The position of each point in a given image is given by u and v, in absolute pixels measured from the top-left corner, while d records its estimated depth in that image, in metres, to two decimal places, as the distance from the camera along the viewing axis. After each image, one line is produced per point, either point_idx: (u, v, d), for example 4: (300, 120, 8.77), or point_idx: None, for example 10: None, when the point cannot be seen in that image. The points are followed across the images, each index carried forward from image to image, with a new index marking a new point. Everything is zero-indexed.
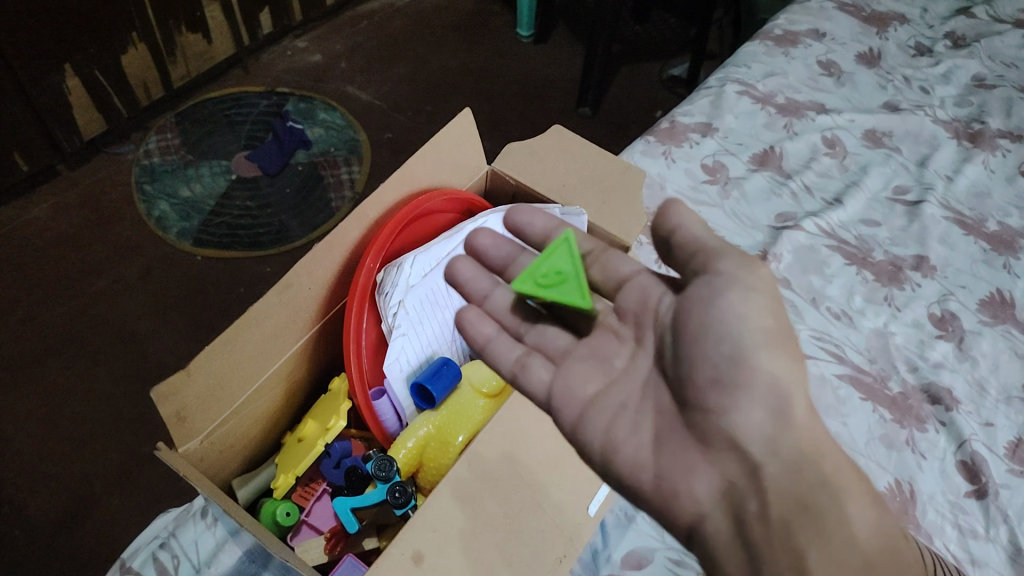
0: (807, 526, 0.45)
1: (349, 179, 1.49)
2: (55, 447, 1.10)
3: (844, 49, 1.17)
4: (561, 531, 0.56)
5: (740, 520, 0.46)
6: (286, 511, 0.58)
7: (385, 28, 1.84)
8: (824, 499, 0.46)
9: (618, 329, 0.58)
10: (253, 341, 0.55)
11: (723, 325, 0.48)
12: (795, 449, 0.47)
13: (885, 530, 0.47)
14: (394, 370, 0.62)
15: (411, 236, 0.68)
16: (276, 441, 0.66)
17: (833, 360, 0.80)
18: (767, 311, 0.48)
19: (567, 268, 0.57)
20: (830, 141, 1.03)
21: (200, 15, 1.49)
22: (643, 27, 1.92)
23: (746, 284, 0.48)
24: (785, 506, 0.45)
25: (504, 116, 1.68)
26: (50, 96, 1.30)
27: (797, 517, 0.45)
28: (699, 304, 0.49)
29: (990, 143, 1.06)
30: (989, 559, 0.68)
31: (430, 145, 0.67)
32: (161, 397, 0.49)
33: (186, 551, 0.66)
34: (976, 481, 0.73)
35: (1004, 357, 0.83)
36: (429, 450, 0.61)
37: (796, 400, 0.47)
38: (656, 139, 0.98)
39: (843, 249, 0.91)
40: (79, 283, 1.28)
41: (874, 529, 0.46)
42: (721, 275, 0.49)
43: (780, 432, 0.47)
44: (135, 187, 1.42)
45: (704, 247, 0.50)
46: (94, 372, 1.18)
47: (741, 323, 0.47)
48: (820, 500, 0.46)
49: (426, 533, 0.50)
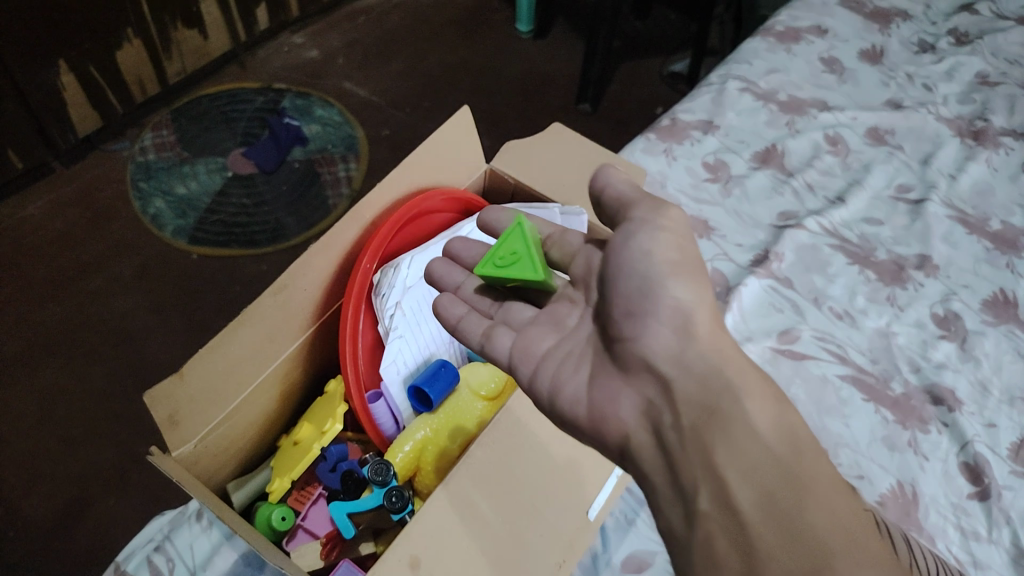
0: (710, 428, 0.47)
1: (346, 176, 1.47)
2: (50, 447, 1.09)
3: (846, 45, 1.16)
4: (560, 536, 0.56)
5: (658, 430, 0.49)
6: (281, 516, 0.58)
7: (383, 23, 1.83)
8: (726, 401, 0.47)
9: (575, 294, 0.60)
10: (247, 343, 0.54)
11: (634, 262, 0.52)
12: (703, 362, 0.49)
13: (795, 428, 0.47)
14: (390, 372, 0.61)
15: (408, 237, 0.67)
16: (270, 445, 0.65)
17: (835, 361, 0.80)
18: (671, 243, 0.52)
19: (520, 248, 0.60)
20: (832, 139, 1.02)
21: (196, 10, 1.47)
22: (643, 23, 1.91)
23: (655, 223, 0.52)
24: (694, 413, 0.48)
25: (503, 112, 1.66)
26: (44, 93, 1.29)
27: (703, 421, 0.47)
28: (615, 249, 0.53)
29: (993, 141, 1.05)
30: (992, 561, 0.68)
31: (428, 143, 0.66)
32: (154, 400, 0.48)
33: (181, 555, 0.64)
34: (979, 483, 0.72)
35: (1008, 357, 0.83)
36: (426, 455, 0.59)
37: (698, 315, 0.51)
38: (656, 137, 0.97)
39: (845, 248, 0.90)
40: (73, 281, 1.27)
41: (779, 428, 0.47)
42: (633, 220, 0.53)
43: (683, 346, 0.50)
44: (130, 183, 1.41)
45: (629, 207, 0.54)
46: (90, 370, 1.17)
47: (645, 257, 0.51)
48: (720, 403, 0.47)
49: (423, 539, 0.49)
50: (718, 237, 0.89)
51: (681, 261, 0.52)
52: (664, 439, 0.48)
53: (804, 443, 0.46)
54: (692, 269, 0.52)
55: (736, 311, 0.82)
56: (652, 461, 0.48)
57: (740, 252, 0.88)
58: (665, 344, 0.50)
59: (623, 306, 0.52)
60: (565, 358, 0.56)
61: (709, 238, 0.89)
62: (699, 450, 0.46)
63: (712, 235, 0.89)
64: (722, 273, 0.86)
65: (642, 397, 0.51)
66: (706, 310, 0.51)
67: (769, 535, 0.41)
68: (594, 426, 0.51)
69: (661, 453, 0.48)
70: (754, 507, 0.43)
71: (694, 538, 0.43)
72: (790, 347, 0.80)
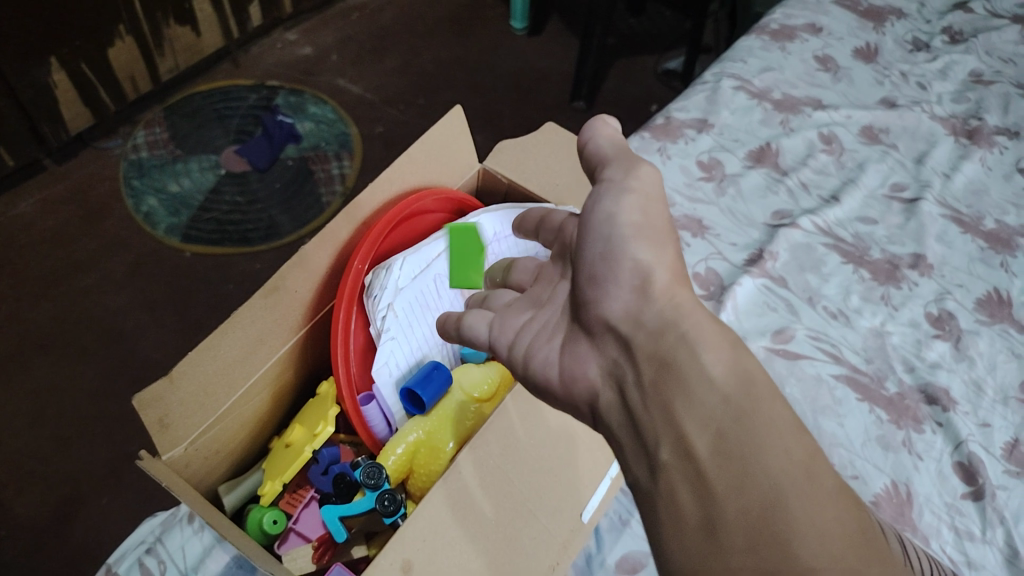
0: (668, 383, 0.44)
1: (339, 174, 1.47)
2: (41, 446, 1.08)
3: (841, 43, 1.15)
4: (554, 539, 0.55)
5: (624, 391, 0.47)
6: (273, 519, 0.57)
7: (377, 20, 1.82)
8: (681, 354, 0.44)
9: (554, 263, 0.60)
10: (237, 345, 0.54)
11: (598, 227, 0.50)
12: (657, 319, 0.47)
13: (751, 370, 0.43)
14: (383, 375, 0.61)
15: (401, 237, 0.66)
16: (262, 446, 0.65)
17: (830, 360, 0.80)
18: (636, 206, 0.49)
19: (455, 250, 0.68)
20: (826, 138, 1.02)
21: (189, 7, 1.46)
22: (638, 20, 1.90)
23: (622, 184, 0.49)
24: (653, 369, 0.45)
25: (498, 110, 1.66)
26: (35, 90, 1.28)
27: (661, 376, 0.44)
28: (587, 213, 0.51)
29: (987, 139, 1.05)
30: (986, 561, 0.68)
31: (420, 143, 0.65)
32: (142, 404, 0.48)
33: (173, 556, 0.63)
34: (972, 482, 0.72)
35: (1001, 356, 0.83)
36: (419, 456, 0.59)
37: (658, 274, 0.48)
38: (650, 136, 0.96)
39: (840, 247, 0.90)
40: (65, 279, 1.26)
41: (735, 372, 0.43)
42: (603, 182, 0.51)
43: (642, 305, 0.48)
44: (123, 181, 1.40)
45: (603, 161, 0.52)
46: (82, 370, 1.16)
47: (607, 222, 0.49)
48: (675, 355, 0.44)
49: (415, 542, 0.49)
50: (712, 236, 0.89)
51: (648, 223, 0.49)
52: (629, 401, 0.46)
53: (762, 384, 0.42)
54: (660, 232, 0.49)
55: (731, 310, 0.81)
56: (622, 426, 0.46)
57: (735, 251, 0.88)
58: (626, 306, 0.49)
59: (590, 272, 0.51)
60: (541, 328, 0.56)
61: (703, 236, 0.89)
62: (659, 407, 0.43)
63: (707, 234, 0.89)
64: (716, 271, 0.86)
65: (608, 359, 0.49)
66: (668, 269, 0.49)
67: (724, 485, 0.38)
68: (566, 389, 0.52)
69: (628, 416, 0.46)
70: (711, 454, 0.39)
71: (657, 493, 0.41)
72: (784, 347, 0.80)
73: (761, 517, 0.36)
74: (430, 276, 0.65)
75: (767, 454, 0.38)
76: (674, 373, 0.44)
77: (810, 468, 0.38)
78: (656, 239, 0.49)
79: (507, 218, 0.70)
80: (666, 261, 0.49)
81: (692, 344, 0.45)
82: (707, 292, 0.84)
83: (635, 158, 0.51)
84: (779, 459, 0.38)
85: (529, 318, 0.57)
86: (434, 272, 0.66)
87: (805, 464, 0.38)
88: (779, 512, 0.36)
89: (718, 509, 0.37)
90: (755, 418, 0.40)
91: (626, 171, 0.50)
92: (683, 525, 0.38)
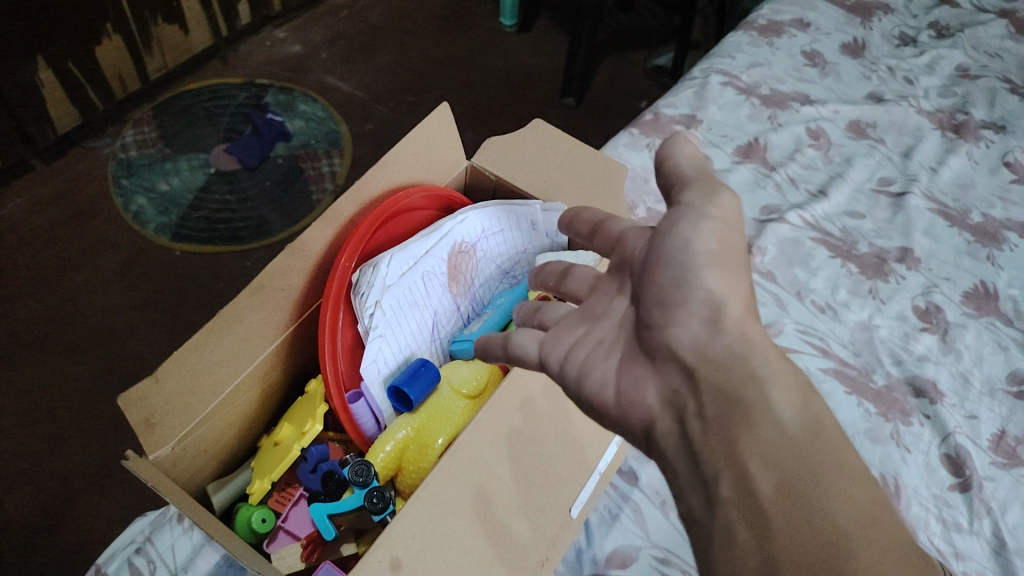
0: (732, 418, 0.43)
1: (329, 172, 1.46)
2: (30, 446, 1.08)
3: (828, 39, 1.16)
4: (543, 535, 0.56)
5: (683, 419, 0.46)
6: (262, 518, 0.57)
7: (367, 17, 1.81)
8: (749, 391, 0.44)
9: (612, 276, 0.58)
10: (224, 343, 0.54)
11: (672, 251, 0.48)
12: (725, 351, 0.46)
13: (819, 415, 0.43)
14: (371, 372, 0.61)
15: (389, 234, 0.66)
16: (252, 445, 0.65)
17: (818, 354, 0.80)
18: (714, 234, 0.47)
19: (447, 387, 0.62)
20: (814, 133, 1.02)
21: (177, 5, 1.45)
22: (628, 16, 1.91)
23: (701, 210, 0.48)
24: (716, 403, 0.45)
25: (488, 107, 1.66)
26: (22, 89, 1.27)
27: (724, 412, 0.44)
28: (660, 233, 0.50)
29: (973, 133, 1.06)
30: (973, 552, 0.68)
31: (406, 140, 0.65)
32: (127, 404, 0.48)
33: (162, 556, 0.63)
34: (960, 474, 0.73)
35: (988, 349, 0.83)
36: (408, 453, 0.59)
37: (730, 306, 0.47)
38: (639, 132, 0.97)
39: (828, 242, 0.91)
40: (54, 279, 1.26)
41: (804, 414, 0.43)
42: (683, 205, 0.49)
43: (711, 337, 0.47)
44: (112, 180, 1.39)
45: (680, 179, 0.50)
46: (71, 369, 1.16)
47: (684, 248, 0.48)
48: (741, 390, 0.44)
49: (404, 539, 0.48)
50: None
51: (728, 251, 0.48)
52: (688, 431, 0.45)
53: (831, 433, 0.43)
54: (734, 260, 0.48)
55: None
56: (675, 450, 0.46)
57: None
58: (696, 336, 0.47)
59: (655, 295, 0.50)
60: (595, 346, 0.54)
61: None
62: (722, 441, 0.43)
63: None
64: None
65: (668, 388, 0.48)
66: (741, 300, 0.48)
67: (785, 525, 0.39)
68: (621, 415, 0.50)
69: (683, 443, 0.45)
70: (774, 493, 0.40)
71: (712, 526, 0.41)
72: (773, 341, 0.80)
73: (822, 562, 0.37)
74: (418, 273, 0.65)
75: (832, 500, 0.39)
76: (742, 407, 0.44)
77: (876, 520, 0.39)
78: (722, 263, 0.48)
79: (494, 215, 0.70)
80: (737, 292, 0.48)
81: (761, 381, 0.44)
82: None
83: (715, 182, 0.49)
84: (848, 512, 0.39)
85: (582, 333, 0.55)
86: (422, 269, 0.66)
87: (868, 516, 0.39)
88: (843, 559, 0.37)
89: (774, 548, 0.38)
90: (819, 464, 0.41)
91: (706, 196, 0.48)
92: (740, 558, 0.39)
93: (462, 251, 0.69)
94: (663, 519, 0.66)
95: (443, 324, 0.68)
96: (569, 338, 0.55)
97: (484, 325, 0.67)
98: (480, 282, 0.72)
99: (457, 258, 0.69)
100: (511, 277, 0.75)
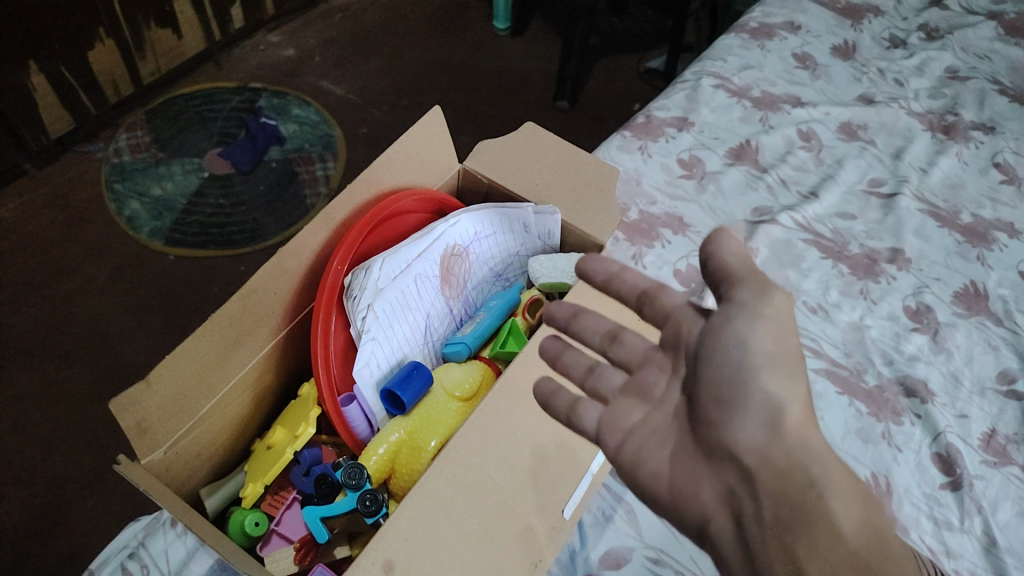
0: (797, 525, 0.47)
1: (323, 175, 1.47)
2: (24, 452, 1.07)
3: (819, 41, 1.17)
4: (538, 537, 0.56)
5: (739, 519, 0.48)
6: (255, 521, 0.57)
7: (360, 21, 1.82)
8: (811, 500, 0.48)
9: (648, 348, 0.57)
10: (216, 348, 0.54)
11: (728, 350, 0.49)
12: (785, 457, 0.49)
13: (878, 526, 0.48)
14: (364, 375, 0.61)
15: (382, 237, 0.67)
16: (244, 449, 0.65)
17: (810, 355, 0.80)
18: (768, 334, 0.49)
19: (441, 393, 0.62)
20: (805, 135, 1.03)
21: (170, 9, 1.46)
22: (620, 19, 1.91)
23: (754, 309, 0.49)
24: (775, 507, 0.48)
25: (482, 110, 1.66)
26: (15, 93, 1.27)
27: (784, 517, 0.47)
28: (713, 329, 0.50)
29: (963, 135, 1.06)
30: (965, 550, 0.68)
31: (399, 143, 0.65)
32: (120, 409, 0.48)
33: (156, 561, 0.63)
34: (951, 473, 0.73)
35: (979, 348, 0.84)
36: (401, 456, 0.59)
37: (790, 411, 0.49)
38: (631, 134, 0.97)
39: (819, 243, 0.91)
40: (48, 283, 1.26)
41: (862, 525, 0.48)
42: (734, 302, 0.50)
43: (772, 441, 0.49)
44: (105, 185, 1.39)
45: (730, 273, 0.50)
46: (65, 374, 1.16)
47: (740, 346, 0.49)
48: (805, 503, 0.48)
49: (398, 541, 0.49)
50: (693, 233, 0.90)
51: (783, 352, 0.49)
52: (747, 533, 0.47)
53: (887, 544, 0.47)
54: (790, 361, 0.49)
55: None
56: (732, 552, 0.48)
57: None
58: (755, 438, 0.49)
59: (711, 392, 0.50)
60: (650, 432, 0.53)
61: (684, 234, 0.89)
62: (780, 544, 0.47)
63: (688, 231, 0.90)
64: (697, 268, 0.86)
65: (724, 484, 0.49)
66: (800, 404, 0.49)
67: None
68: (674, 504, 0.49)
69: (742, 548, 0.47)
70: None
71: None
72: None
73: None
74: (411, 275, 0.65)
75: None
76: (799, 512, 0.47)
77: None
78: (777, 366, 0.49)
79: (486, 218, 0.71)
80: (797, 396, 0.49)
81: (820, 488, 0.48)
82: (689, 288, 0.84)
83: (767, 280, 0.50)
84: None
85: (639, 416, 0.54)
86: (415, 271, 0.66)
87: None
88: None
89: None
90: (877, 573, 0.46)
91: (760, 294, 0.49)
92: None
93: (455, 254, 0.70)
94: (657, 520, 0.66)
95: (436, 326, 0.69)
96: (625, 419, 0.53)
97: (477, 328, 0.67)
98: (473, 284, 0.73)
99: (450, 261, 0.69)
100: (504, 279, 0.75)
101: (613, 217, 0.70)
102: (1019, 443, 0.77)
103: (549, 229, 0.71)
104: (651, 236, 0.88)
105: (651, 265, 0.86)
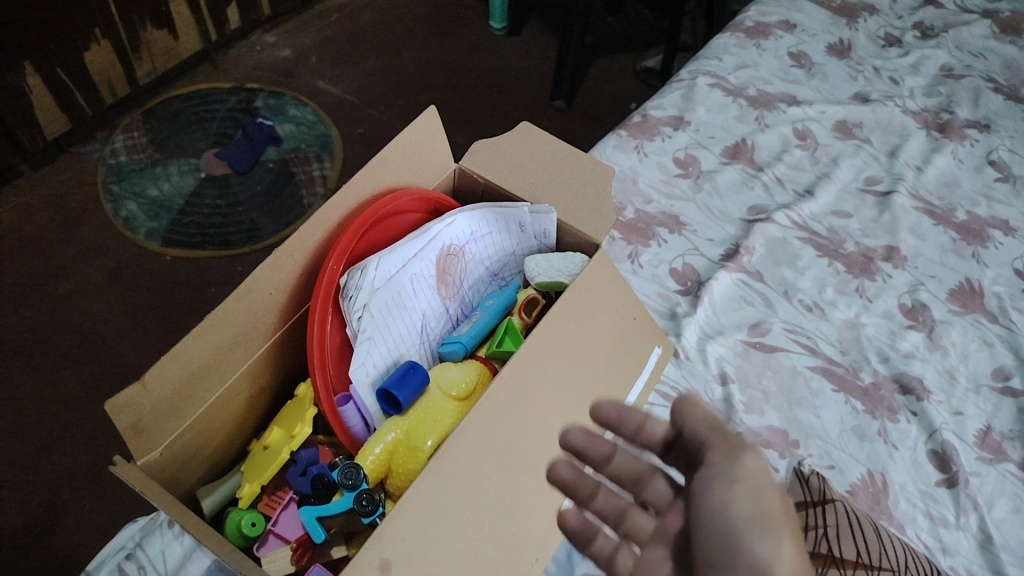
0: None
1: (320, 176, 1.47)
2: (21, 454, 1.07)
3: (815, 40, 1.17)
4: (532, 536, 0.57)
5: None
6: (251, 521, 0.57)
7: (356, 21, 1.82)
8: None
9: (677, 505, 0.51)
10: (212, 349, 0.54)
11: (710, 513, 0.43)
12: None
13: None
14: (360, 375, 0.61)
15: (378, 237, 0.67)
16: (239, 449, 0.65)
17: (806, 353, 0.80)
18: (745, 496, 0.43)
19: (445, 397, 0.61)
20: (801, 133, 1.03)
21: (165, 10, 1.45)
22: (616, 19, 1.91)
23: (729, 473, 0.44)
24: None
25: (479, 110, 1.66)
26: (10, 95, 1.27)
27: None
28: (695, 493, 0.45)
29: (958, 133, 1.07)
30: (960, 547, 0.68)
31: (394, 143, 0.66)
32: (116, 410, 0.48)
33: (152, 562, 0.63)
34: (947, 470, 0.73)
35: (974, 346, 0.84)
36: (397, 455, 0.59)
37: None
38: (627, 134, 0.97)
39: (814, 241, 0.91)
40: (45, 285, 1.25)
41: None
42: (708, 467, 0.45)
43: None
44: (101, 186, 1.39)
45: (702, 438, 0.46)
46: (62, 376, 1.16)
47: (720, 514, 0.43)
48: None
49: (396, 541, 0.48)
50: (689, 232, 0.90)
51: (769, 516, 0.42)
52: None
53: None
54: (778, 525, 0.42)
55: (707, 304, 0.82)
56: None
57: (712, 247, 0.89)
58: None
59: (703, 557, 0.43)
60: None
61: (680, 233, 0.90)
62: None
63: (683, 230, 0.90)
64: (693, 267, 0.87)
65: None
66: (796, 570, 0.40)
67: None
68: None
69: None
70: None
71: None
72: (760, 341, 0.81)
73: None
74: (407, 275, 0.65)
75: None
76: None
77: None
78: (762, 534, 0.41)
79: (482, 218, 0.71)
80: (796, 565, 0.40)
81: None
82: (684, 287, 0.85)
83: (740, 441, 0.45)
84: None
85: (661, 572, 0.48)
86: (411, 271, 0.66)
87: None
88: None
89: None
90: None
91: (731, 457, 0.44)
92: None
93: (451, 253, 0.69)
94: None
95: (432, 326, 0.69)
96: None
97: (473, 327, 0.67)
98: (469, 285, 0.73)
99: (446, 260, 0.69)
100: (500, 279, 0.75)
101: (608, 216, 0.70)
102: (1014, 439, 0.77)
103: (545, 228, 0.71)
104: (647, 235, 0.88)
105: (647, 264, 0.86)
